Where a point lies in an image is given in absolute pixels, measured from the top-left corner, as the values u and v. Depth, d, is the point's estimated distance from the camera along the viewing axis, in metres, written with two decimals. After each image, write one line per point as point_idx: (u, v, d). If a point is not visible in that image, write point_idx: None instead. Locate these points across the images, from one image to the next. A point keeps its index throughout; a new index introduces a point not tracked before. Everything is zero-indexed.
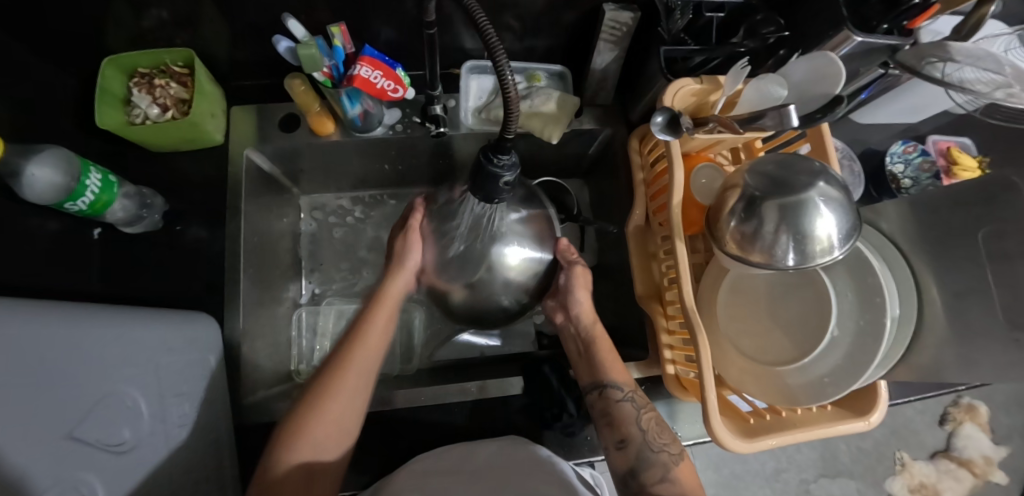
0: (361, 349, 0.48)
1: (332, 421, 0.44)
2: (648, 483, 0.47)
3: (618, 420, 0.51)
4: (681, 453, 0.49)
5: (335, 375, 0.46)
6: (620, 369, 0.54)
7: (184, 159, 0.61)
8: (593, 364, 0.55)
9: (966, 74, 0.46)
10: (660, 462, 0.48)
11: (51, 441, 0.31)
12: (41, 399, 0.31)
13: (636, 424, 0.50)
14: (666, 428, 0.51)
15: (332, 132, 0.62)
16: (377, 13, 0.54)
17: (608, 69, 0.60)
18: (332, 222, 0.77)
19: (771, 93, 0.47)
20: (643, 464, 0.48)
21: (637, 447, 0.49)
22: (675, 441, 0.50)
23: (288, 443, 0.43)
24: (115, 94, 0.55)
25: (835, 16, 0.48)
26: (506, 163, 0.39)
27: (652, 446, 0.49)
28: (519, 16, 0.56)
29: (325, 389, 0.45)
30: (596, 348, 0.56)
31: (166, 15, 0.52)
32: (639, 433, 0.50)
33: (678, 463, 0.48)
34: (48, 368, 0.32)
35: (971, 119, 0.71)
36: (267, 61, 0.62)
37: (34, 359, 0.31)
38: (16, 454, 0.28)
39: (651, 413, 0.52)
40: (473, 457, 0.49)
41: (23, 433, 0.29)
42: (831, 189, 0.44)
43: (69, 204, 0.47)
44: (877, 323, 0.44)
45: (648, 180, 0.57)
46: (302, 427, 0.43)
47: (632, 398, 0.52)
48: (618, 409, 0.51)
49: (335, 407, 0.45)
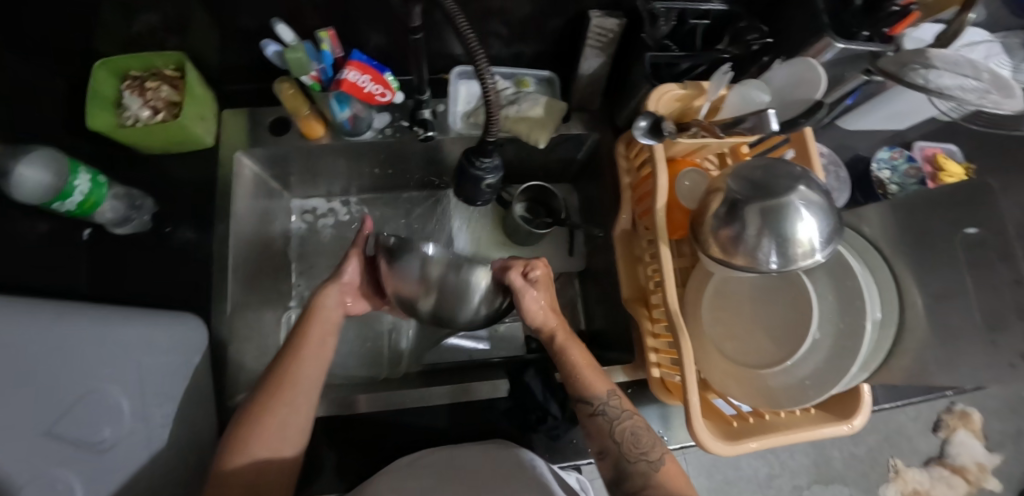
0: (306, 374, 0.46)
1: (273, 440, 0.42)
2: (631, 492, 0.47)
3: (592, 430, 0.50)
4: (662, 457, 0.48)
5: (277, 392, 0.44)
6: (593, 379, 0.51)
7: (173, 162, 0.61)
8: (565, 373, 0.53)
9: (944, 81, 0.47)
10: (640, 471, 0.47)
11: (17, 443, 0.31)
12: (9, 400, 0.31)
13: (611, 436, 0.49)
14: (648, 435, 0.49)
15: (322, 135, 0.62)
16: (364, 19, 0.55)
17: (595, 75, 0.60)
18: (322, 224, 0.77)
19: (753, 98, 0.48)
20: (623, 474, 0.48)
21: (615, 457, 0.48)
22: (654, 447, 0.48)
23: (234, 450, 0.41)
24: (106, 97, 0.56)
25: (817, 23, 0.49)
26: (487, 165, 0.40)
27: (630, 456, 0.48)
28: (506, 24, 0.57)
29: (265, 404, 0.43)
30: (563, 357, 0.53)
31: (158, 20, 0.52)
32: (615, 444, 0.49)
33: (659, 469, 0.47)
34: (16, 369, 0.32)
35: (958, 126, 0.72)
36: (259, 65, 0.63)
37: (4, 358, 0.31)
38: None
39: (632, 420, 0.50)
40: (457, 464, 0.48)
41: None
42: (812, 193, 0.45)
43: (58, 203, 0.48)
44: (857, 324, 0.45)
45: (634, 185, 0.58)
46: (242, 447, 0.41)
47: (607, 408, 0.50)
48: (593, 422, 0.50)
49: (280, 420, 0.43)
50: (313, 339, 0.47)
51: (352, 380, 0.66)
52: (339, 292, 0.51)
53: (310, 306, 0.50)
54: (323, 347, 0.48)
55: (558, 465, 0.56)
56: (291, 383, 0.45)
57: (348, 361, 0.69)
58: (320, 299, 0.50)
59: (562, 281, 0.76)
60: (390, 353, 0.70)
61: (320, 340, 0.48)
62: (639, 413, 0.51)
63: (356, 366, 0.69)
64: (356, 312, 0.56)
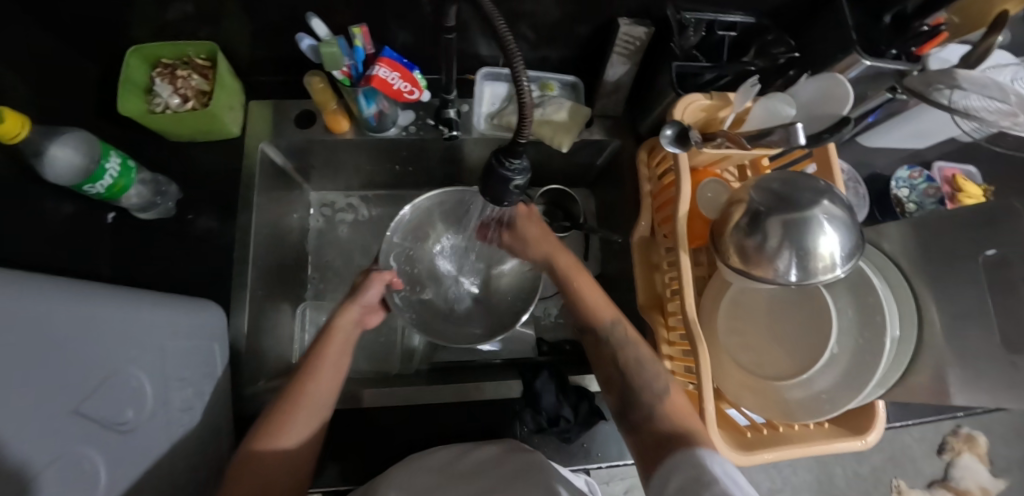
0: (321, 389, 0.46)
1: (287, 452, 0.42)
2: (638, 421, 0.47)
3: (602, 359, 0.53)
4: (667, 388, 0.47)
5: (295, 396, 0.45)
6: (597, 309, 0.55)
7: (198, 150, 0.62)
8: (576, 309, 0.57)
9: (972, 102, 0.48)
10: (645, 400, 0.47)
11: (45, 421, 0.30)
12: (45, 375, 0.30)
13: (615, 365, 0.52)
14: (651, 366, 0.49)
15: (346, 130, 0.63)
16: (395, 16, 0.56)
17: (619, 82, 0.61)
18: (340, 219, 0.78)
19: (779, 111, 0.48)
20: (629, 403, 0.49)
21: (620, 385, 0.50)
22: (658, 378, 0.48)
23: (258, 441, 0.42)
24: (137, 83, 0.57)
25: (846, 38, 0.50)
26: (517, 167, 0.40)
27: (634, 386, 0.49)
28: (533, 27, 0.58)
29: (279, 419, 0.43)
30: (568, 287, 0.57)
31: (191, 9, 0.53)
32: (620, 374, 0.51)
33: (663, 398, 0.46)
34: (53, 343, 0.31)
35: (979, 147, 0.72)
36: (287, 59, 0.63)
37: (41, 331, 0.30)
38: (10, 432, 0.26)
39: (637, 350, 0.51)
40: (464, 464, 0.48)
41: (19, 413, 0.27)
42: (835, 207, 0.45)
43: (88, 186, 0.49)
44: (877, 341, 0.45)
45: (655, 192, 0.58)
46: (259, 444, 0.42)
47: (611, 335, 0.53)
48: (599, 350, 0.54)
49: (298, 424, 0.44)
50: (329, 357, 0.48)
51: (363, 375, 0.66)
52: (359, 312, 0.53)
53: (326, 327, 0.51)
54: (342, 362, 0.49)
55: (571, 468, 0.56)
56: (307, 392, 0.45)
57: (359, 355, 0.69)
58: (337, 320, 0.51)
59: None
60: (402, 350, 0.71)
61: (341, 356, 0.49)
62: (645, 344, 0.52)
63: (367, 361, 0.69)
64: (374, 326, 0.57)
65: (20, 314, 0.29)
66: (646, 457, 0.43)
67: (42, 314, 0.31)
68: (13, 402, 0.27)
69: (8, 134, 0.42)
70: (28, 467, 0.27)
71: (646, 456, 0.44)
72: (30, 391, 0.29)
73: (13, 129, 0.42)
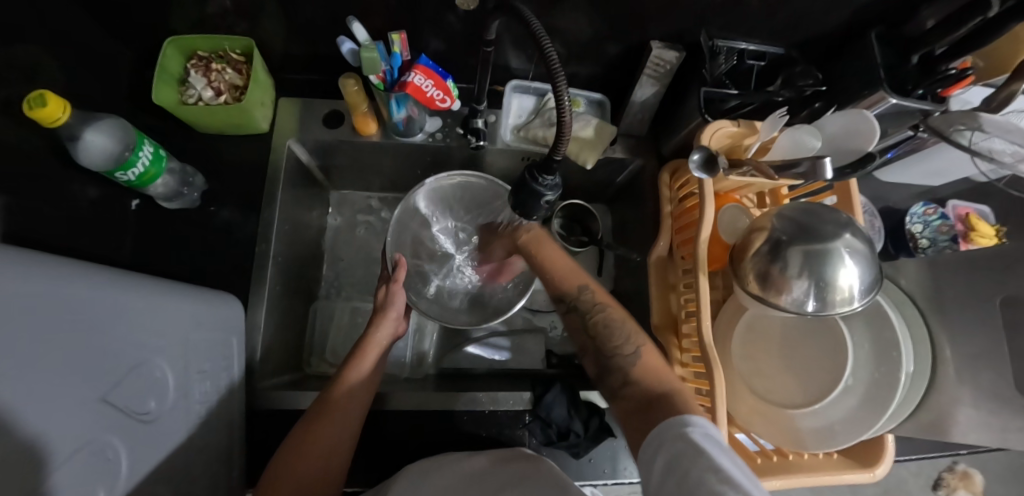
0: (355, 399, 0.49)
1: (323, 458, 0.45)
2: (614, 387, 0.45)
3: (573, 328, 0.52)
4: (636, 350, 0.46)
5: (336, 397, 0.48)
6: (565, 277, 0.54)
7: (225, 143, 0.63)
8: (547, 279, 0.56)
9: (995, 145, 0.48)
10: (618, 366, 0.46)
11: (77, 407, 0.30)
12: (78, 362, 0.30)
13: (585, 331, 0.51)
14: (621, 328, 0.49)
15: (373, 133, 0.64)
16: (431, 25, 0.56)
17: (646, 103, 0.62)
18: (359, 219, 0.78)
19: (804, 143, 0.49)
20: (605, 370, 0.47)
21: (594, 353, 0.49)
22: (628, 341, 0.47)
23: (297, 444, 0.45)
24: (172, 73, 0.57)
25: (874, 77, 0.52)
26: (549, 184, 0.41)
27: (606, 351, 0.48)
28: (565, 43, 0.59)
29: (309, 425, 0.46)
30: (533, 261, 0.57)
31: (231, 5, 0.53)
32: (591, 340, 0.50)
33: (635, 362, 0.46)
34: (88, 331, 0.31)
35: (994, 188, 0.73)
36: (320, 59, 0.64)
37: (76, 317, 0.30)
38: (37, 422, 0.26)
39: (606, 313, 0.51)
40: (465, 470, 0.46)
41: (48, 402, 0.27)
42: (857, 241, 0.45)
43: (119, 173, 0.49)
44: (893, 376, 0.45)
45: (676, 213, 0.59)
46: (303, 444, 0.45)
47: (579, 302, 0.52)
48: (569, 319, 0.52)
49: (341, 425, 0.47)
50: (367, 366, 0.52)
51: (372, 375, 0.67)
52: (390, 323, 0.56)
53: (364, 339, 0.54)
54: (373, 373, 0.52)
55: (580, 482, 0.56)
56: (342, 396, 0.48)
57: None
58: (373, 334, 0.54)
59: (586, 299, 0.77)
60: (412, 354, 0.71)
61: (374, 367, 0.52)
62: (616, 306, 0.51)
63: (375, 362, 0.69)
64: (405, 334, 0.60)
65: (57, 300, 0.28)
66: (629, 425, 0.41)
67: (80, 301, 0.31)
68: (46, 387, 0.27)
69: (51, 118, 0.42)
70: (53, 455, 0.27)
71: (631, 424, 0.41)
72: (60, 379, 0.28)
73: (56, 113, 0.42)
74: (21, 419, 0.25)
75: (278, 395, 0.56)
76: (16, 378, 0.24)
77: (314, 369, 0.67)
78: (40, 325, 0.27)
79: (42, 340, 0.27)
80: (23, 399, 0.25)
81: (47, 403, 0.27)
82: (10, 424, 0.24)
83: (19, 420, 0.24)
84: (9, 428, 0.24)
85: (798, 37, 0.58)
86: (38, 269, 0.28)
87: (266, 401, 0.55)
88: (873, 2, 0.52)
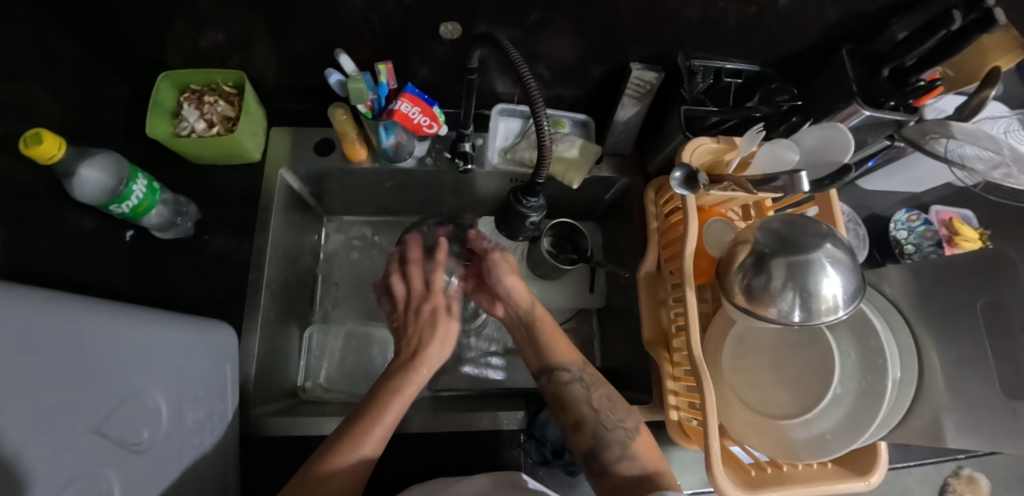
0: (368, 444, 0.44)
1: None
2: (610, 462, 0.49)
3: (569, 401, 0.54)
4: (637, 427, 0.52)
5: (358, 438, 0.44)
6: (564, 351, 0.58)
7: (218, 172, 0.64)
8: (540, 348, 0.59)
9: (966, 151, 0.50)
10: (617, 440, 0.50)
11: (74, 436, 0.30)
12: (72, 392, 0.30)
13: (587, 404, 0.53)
14: (620, 405, 0.53)
15: (364, 159, 0.65)
16: (417, 52, 0.58)
17: (629, 123, 0.64)
18: (353, 245, 0.79)
19: (782, 156, 0.51)
20: (601, 443, 0.50)
21: (592, 426, 0.52)
22: (630, 416, 0.52)
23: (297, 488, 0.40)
24: (166, 107, 0.59)
25: (847, 91, 0.54)
26: (534, 204, 0.44)
27: (607, 424, 0.51)
28: (549, 67, 0.61)
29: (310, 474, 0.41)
30: (537, 330, 0.60)
31: (222, 38, 0.55)
32: (592, 413, 0.53)
33: (634, 437, 0.51)
34: (81, 361, 0.32)
35: (974, 193, 0.74)
36: (311, 89, 0.66)
37: (70, 349, 0.31)
38: (36, 452, 0.26)
39: (604, 390, 0.55)
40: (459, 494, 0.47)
41: (44, 433, 0.27)
42: (837, 251, 0.46)
43: (114, 206, 0.51)
44: (880, 384, 0.46)
45: (662, 230, 0.60)
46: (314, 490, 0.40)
47: (582, 378, 0.55)
48: (568, 390, 0.55)
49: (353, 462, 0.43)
50: (387, 416, 0.47)
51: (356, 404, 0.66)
52: (422, 374, 0.53)
53: (392, 385, 0.50)
54: (393, 423, 0.47)
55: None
56: (350, 446, 0.44)
57: (361, 381, 0.70)
58: (404, 384, 0.50)
59: (579, 317, 0.77)
60: None
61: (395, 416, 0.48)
62: (609, 385, 0.56)
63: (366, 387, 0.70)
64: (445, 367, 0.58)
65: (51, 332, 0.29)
66: None
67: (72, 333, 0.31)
68: (41, 417, 0.27)
69: (47, 155, 0.43)
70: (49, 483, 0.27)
71: None
72: (55, 410, 0.29)
73: (51, 151, 0.43)
74: (20, 446, 0.25)
75: (271, 423, 0.55)
76: (11, 410, 0.25)
77: (309, 395, 0.68)
78: (34, 357, 0.27)
79: (38, 371, 0.27)
80: (20, 430, 0.25)
81: (42, 433, 0.27)
82: (11, 452, 0.24)
83: (19, 450, 0.25)
84: (11, 454, 0.24)
85: (772, 56, 0.60)
86: (30, 303, 0.29)
87: (260, 428, 0.55)
88: (842, 21, 0.54)
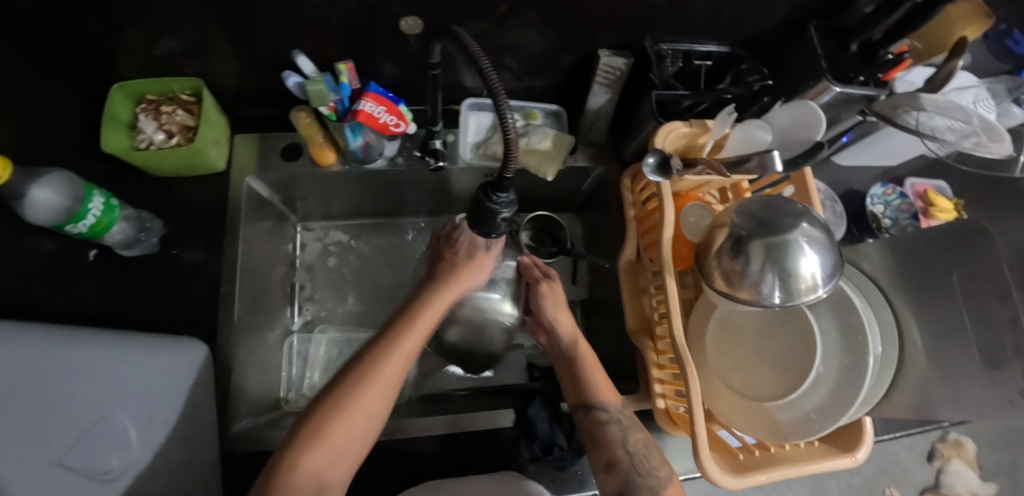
0: (395, 359, 0.43)
1: (351, 435, 0.40)
2: None
3: (602, 440, 0.51)
4: (669, 477, 0.49)
5: (383, 352, 0.43)
6: (605, 390, 0.54)
7: (182, 184, 0.62)
8: (580, 384, 0.55)
9: (937, 123, 0.50)
10: (648, 486, 0.47)
11: (24, 473, 0.31)
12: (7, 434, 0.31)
13: (622, 446, 0.50)
14: (653, 452, 0.50)
15: (333, 162, 0.64)
16: (380, 49, 0.56)
17: (602, 111, 0.63)
18: (329, 250, 0.77)
19: (756, 137, 0.50)
20: (632, 489, 0.47)
21: (625, 470, 0.48)
22: (663, 465, 0.49)
23: (321, 412, 0.40)
24: (122, 120, 0.56)
25: (816, 67, 0.54)
26: (504, 200, 0.40)
27: (640, 470, 0.48)
28: (517, 59, 0.60)
29: (338, 395, 0.40)
30: (579, 364, 0.56)
31: (177, 46, 0.53)
32: (627, 456, 0.49)
33: (666, 486, 0.48)
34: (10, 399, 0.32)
35: (946, 165, 0.75)
36: (274, 93, 0.64)
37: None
38: None
39: (639, 434, 0.52)
40: None
41: None
42: (814, 230, 0.46)
43: (70, 226, 0.49)
44: (861, 360, 0.46)
45: (639, 217, 0.59)
46: (348, 396, 0.40)
47: (618, 420, 0.52)
48: (605, 431, 0.51)
49: (391, 369, 0.43)
50: (416, 331, 0.45)
51: None
52: (454, 294, 0.50)
53: (420, 300, 0.48)
54: (420, 339, 0.46)
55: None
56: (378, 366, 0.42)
57: None
58: (432, 299, 0.48)
59: None
60: None
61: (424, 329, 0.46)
62: (643, 431, 0.52)
63: None
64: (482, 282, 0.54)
65: None
66: None
67: None
68: None
69: None
70: None
71: None
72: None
73: None
74: None
75: (252, 438, 0.54)
76: None
77: (292, 406, 0.66)
78: None
79: None
80: None
81: None
82: None
83: None
84: None
85: (741, 36, 0.60)
86: None
87: (241, 443, 0.54)
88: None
